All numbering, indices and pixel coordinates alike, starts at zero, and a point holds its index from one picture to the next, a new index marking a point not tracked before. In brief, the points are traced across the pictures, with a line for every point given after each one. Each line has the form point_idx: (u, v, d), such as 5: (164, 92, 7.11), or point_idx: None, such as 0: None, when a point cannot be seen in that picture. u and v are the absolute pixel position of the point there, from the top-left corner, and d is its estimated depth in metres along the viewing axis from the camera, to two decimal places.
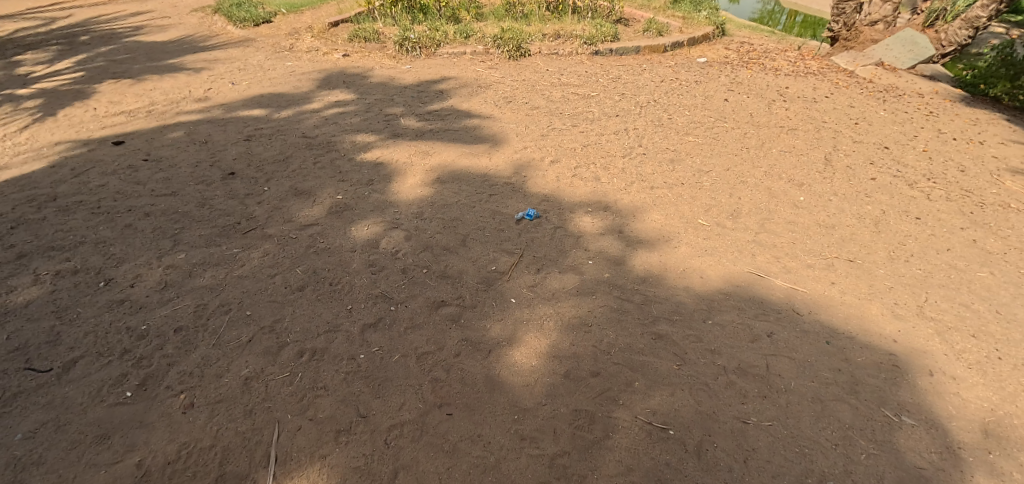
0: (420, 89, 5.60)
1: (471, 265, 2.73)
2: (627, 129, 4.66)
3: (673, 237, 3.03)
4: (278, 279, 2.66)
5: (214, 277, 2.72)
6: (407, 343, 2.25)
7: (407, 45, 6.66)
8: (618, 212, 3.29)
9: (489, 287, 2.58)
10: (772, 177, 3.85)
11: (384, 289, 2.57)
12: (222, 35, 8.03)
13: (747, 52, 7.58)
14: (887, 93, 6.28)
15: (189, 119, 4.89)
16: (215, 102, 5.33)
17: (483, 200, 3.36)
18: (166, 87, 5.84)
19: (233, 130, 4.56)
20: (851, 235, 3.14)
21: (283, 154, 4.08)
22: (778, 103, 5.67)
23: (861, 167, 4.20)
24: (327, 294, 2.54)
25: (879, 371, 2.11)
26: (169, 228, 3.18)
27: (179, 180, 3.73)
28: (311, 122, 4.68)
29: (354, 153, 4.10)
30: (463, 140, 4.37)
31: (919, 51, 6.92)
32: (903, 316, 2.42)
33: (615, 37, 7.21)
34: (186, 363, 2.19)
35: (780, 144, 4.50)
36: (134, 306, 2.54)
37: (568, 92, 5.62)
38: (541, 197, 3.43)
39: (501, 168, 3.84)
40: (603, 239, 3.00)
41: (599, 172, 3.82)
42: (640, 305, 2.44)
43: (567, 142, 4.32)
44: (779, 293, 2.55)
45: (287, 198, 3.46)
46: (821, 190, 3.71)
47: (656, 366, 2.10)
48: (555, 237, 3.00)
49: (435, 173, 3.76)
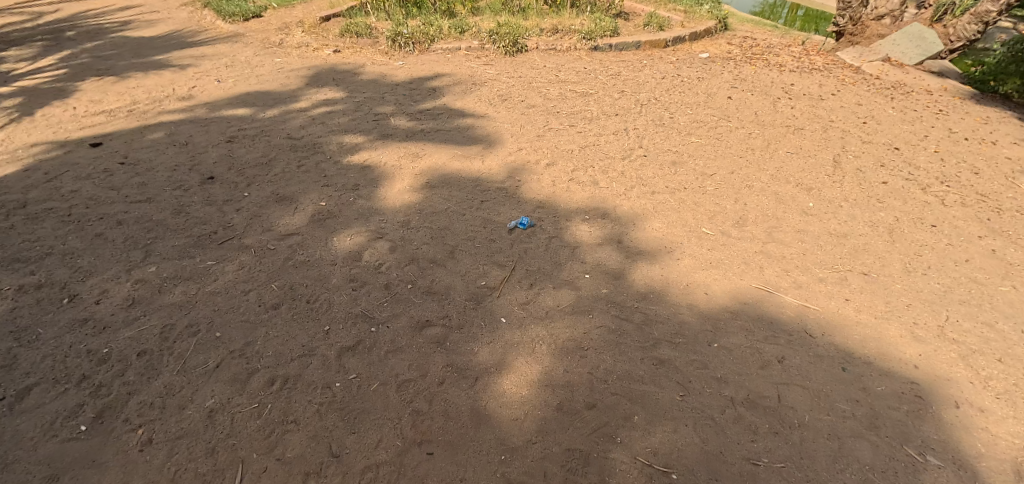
0: (413, 86, 5.40)
1: (459, 280, 2.55)
2: (627, 129, 4.47)
3: (676, 247, 2.86)
4: (252, 296, 2.47)
5: (184, 294, 2.54)
6: (387, 369, 2.08)
7: (400, 41, 6.47)
8: (617, 219, 3.11)
9: (478, 305, 2.40)
10: (780, 181, 3.67)
11: (365, 307, 2.38)
12: (212, 31, 7.82)
13: (751, 47, 7.37)
14: (895, 90, 6.11)
15: (171, 119, 4.71)
16: (200, 100, 5.13)
17: (474, 206, 3.17)
18: (150, 85, 5.64)
19: (215, 131, 4.36)
20: (865, 245, 2.97)
21: (266, 156, 3.88)
22: (784, 101, 5.48)
23: (871, 169, 4.04)
24: (303, 313, 2.34)
25: (901, 403, 1.93)
26: (141, 238, 3.01)
27: (155, 185, 3.54)
28: (297, 122, 4.47)
29: (341, 156, 3.90)
30: (455, 141, 4.18)
31: (927, 47, 6.75)
32: (924, 338, 2.26)
33: (615, 31, 7.01)
34: (148, 393, 2.02)
35: (786, 145, 4.31)
36: (97, 326, 2.36)
37: (566, 90, 5.42)
38: (536, 203, 3.24)
39: (494, 171, 3.65)
40: (601, 250, 2.82)
41: (598, 175, 3.63)
42: (640, 326, 2.27)
43: (564, 144, 4.13)
44: (790, 311, 2.39)
45: (268, 205, 3.27)
46: (831, 195, 3.52)
47: (657, 397, 1.92)
48: (551, 248, 2.82)
49: (424, 177, 3.58)
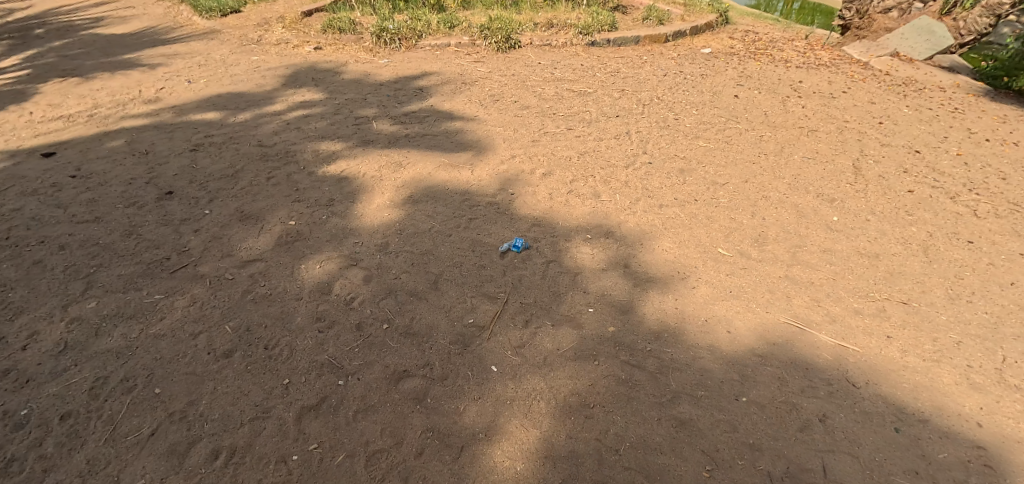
0: (398, 86, 5.04)
1: (443, 317, 2.21)
2: (628, 132, 4.13)
3: (689, 273, 2.52)
4: (201, 340, 2.12)
5: (125, 338, 2.18)
6: (355, 435, 1.74)
7: (386, 37, 6.09)
8: (622, 239, 2.77)
9: (465, 350, 2.06)
10: (798, 191, 3.34)
11: (332, 354, 2.04)
12: (187, 27, 7.39)
13: (753, 42, 7.04)
14: (907, 87, 5.81)
15: (134, 124, 4.32)
16: (167, 103, 4.73)
17: (462, 224, 2.81)
18: (115, 87, 5.23)
19: (180, 138, 3.97)
20: (899, 267, 2.65)
21: (232, 167, 3.51)
22: (793, 100, 5.15)
23: (895, 176, 3.72)
24: (259, 363, 2.00)
25: (968, 475, 1.64)
26: (84, 266, 2.64)
27: (107, 201, 3.17)
28: (270, 127, 4.10)
29: (316, 166, 3.54)
30: (443, 147, 3.83)
31: (937, 41, 6.46)
32: (983, 386, 1.97)
33: (613, 25, 6.66)
34: (66, 470, 1.67)
35: (801, 149, 3.99)
36: (18, 380, 2.01)
37: (562, 89, 5.07)
38: (532, 220, 2.88)
39: (485, 182, 3.29)
40: (606, 277, 2.49)
41: (599, 186, 3.29)
42: (654, 375, 1.95)
43: (562, 150, 3.78)
44: (826, 354, 2.08)
45: (230, 225, 2.92)
46: (856, 207, 3.19)
47: (680, 472, 1.61)
48: (548, 275, 2.48)
49: (407, 190, 3.22)
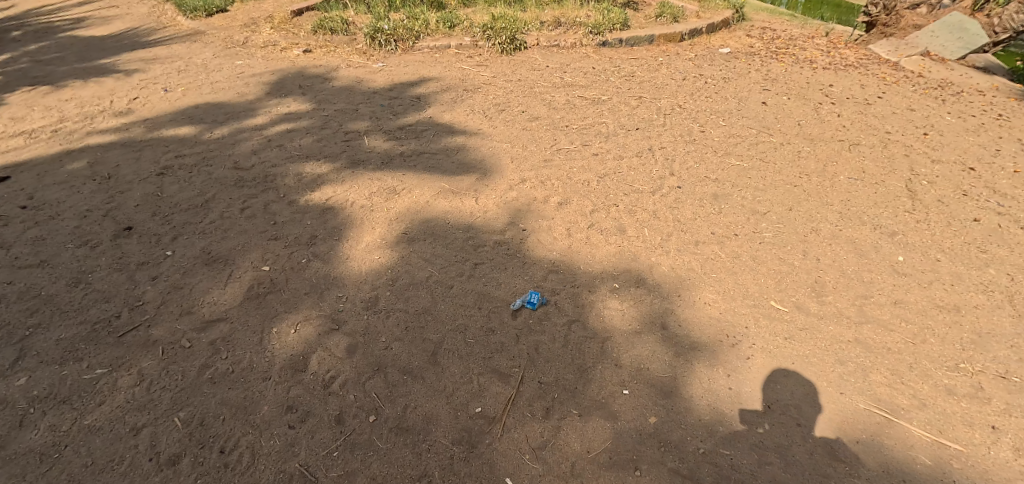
0: (393, 94, 4.60)
1: (443, 405, 1.79)
2: (651, 149, 3.69)
3: (740, 337, 2.09)
4: (145, 440, 1.72)
5: (52, 432, 1.77)
6: None
7: (380, 38, 5.63)
8: (656, 289, 2.34)
9: (471, 454, 1.65)
10: (851, 221, 2.90)
11: (305, 461, 1.63)
12: (170, 28, 6.93)
13: (773, 40, 6.57)
14: (945, 90, 5.34)
15: (100, 141, 3.88)
16: (139, 116, 4.29)
17: (465, 273, 2.38)
18: (86, 97, 4.79)
19: (148, 158, 3.54)
20: (989, 325, 2.20)
21: (202, 195, 3.08)
22: (826, 107, 4.70)
23: (954, 198, 3.25)
24: (214, 475, 1.60)
25: None
26: (19, 326, 2.22)
27: (56, 239, 2.75)
28: (249, 145, 3.66)
29: (297, 194, 3.10)
30: (442, 168, 3.39)
31: (970, 39, 5.93)
32: None
33: (625, 23, 6.19)
34: None
35: (845, 167, 3.54)
36: None
37: (574, 96, 4.63)
38: (548, 266, 2.45)
39: (491, 214, 2.86)
40: (640, 343, 2.06)
41: (623, 218, 2.86)
42: None
43: (577, 171, 3.34)
44: (925, 457, 1.67)
45: (194, 271, 2.50)
46: (920, 242, 2.75)
47: None
48: (570, 342, 2.05)
49: (401, 225, 2.79)
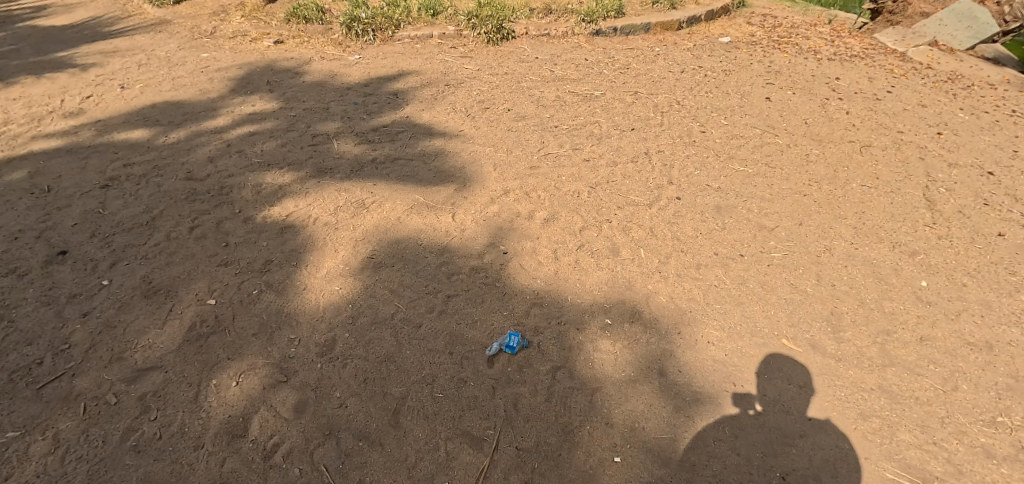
0: (369, 90, 4.27)
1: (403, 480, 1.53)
2: (647, 153, 3.41)
3: (749, 387, 1.83)
4: None
5: None
6: None
7: (357, 28, 5.27)
8: (652, 325, 2.07)
9: None
10: (866, 237, 2.64)
11: None
12: (136, 17, 6.50)
13: (775, 28, 6.24)
14: (955, 83, 5.04)
15: (44, 146, 3.53)
16: (91, 117, 3.94)
17: (436, 308, 2.10)
18: (36, 95, 4.42)
19: (93, 167, 3.21)
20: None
21: (149, 212, 2.77)
22: (834, 102, 4.41)
23: (975, 208, 2.98)
24: None
25: None
26: None
27: None
28: (207, 151, 3.34)
29: (255, 209, 2.80)
30: (418, 177, 3.09)
31: (980, 28, 5.58)
32: None
33: (619, 11, 5.84)
34: None
35: (856, 173, 3.27)
36: None
37: (564, 91, 4.31)
38: (531, 298, 2.18)
39: (470, 233, 2.58)
40: (635, 396, 1.79)
41: (616, 236, 2.58)
42: None
43: (566, 180, 3.06)
44: None
45: (130, 305, 2.20)
46: (942, 262, 2.49)
47: None
48: (554, 394, 1.78)
49: (368, 247, 2.50)
